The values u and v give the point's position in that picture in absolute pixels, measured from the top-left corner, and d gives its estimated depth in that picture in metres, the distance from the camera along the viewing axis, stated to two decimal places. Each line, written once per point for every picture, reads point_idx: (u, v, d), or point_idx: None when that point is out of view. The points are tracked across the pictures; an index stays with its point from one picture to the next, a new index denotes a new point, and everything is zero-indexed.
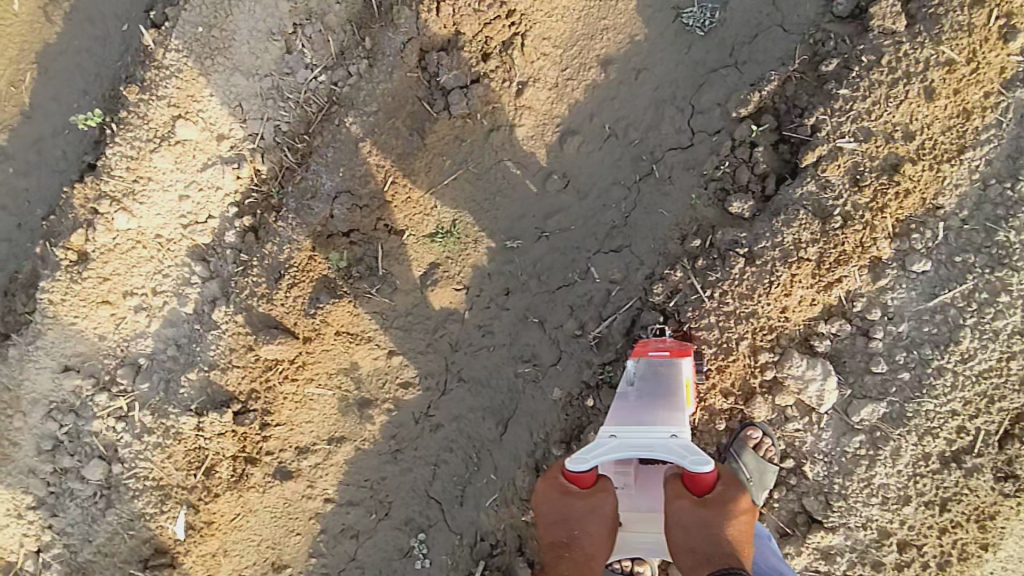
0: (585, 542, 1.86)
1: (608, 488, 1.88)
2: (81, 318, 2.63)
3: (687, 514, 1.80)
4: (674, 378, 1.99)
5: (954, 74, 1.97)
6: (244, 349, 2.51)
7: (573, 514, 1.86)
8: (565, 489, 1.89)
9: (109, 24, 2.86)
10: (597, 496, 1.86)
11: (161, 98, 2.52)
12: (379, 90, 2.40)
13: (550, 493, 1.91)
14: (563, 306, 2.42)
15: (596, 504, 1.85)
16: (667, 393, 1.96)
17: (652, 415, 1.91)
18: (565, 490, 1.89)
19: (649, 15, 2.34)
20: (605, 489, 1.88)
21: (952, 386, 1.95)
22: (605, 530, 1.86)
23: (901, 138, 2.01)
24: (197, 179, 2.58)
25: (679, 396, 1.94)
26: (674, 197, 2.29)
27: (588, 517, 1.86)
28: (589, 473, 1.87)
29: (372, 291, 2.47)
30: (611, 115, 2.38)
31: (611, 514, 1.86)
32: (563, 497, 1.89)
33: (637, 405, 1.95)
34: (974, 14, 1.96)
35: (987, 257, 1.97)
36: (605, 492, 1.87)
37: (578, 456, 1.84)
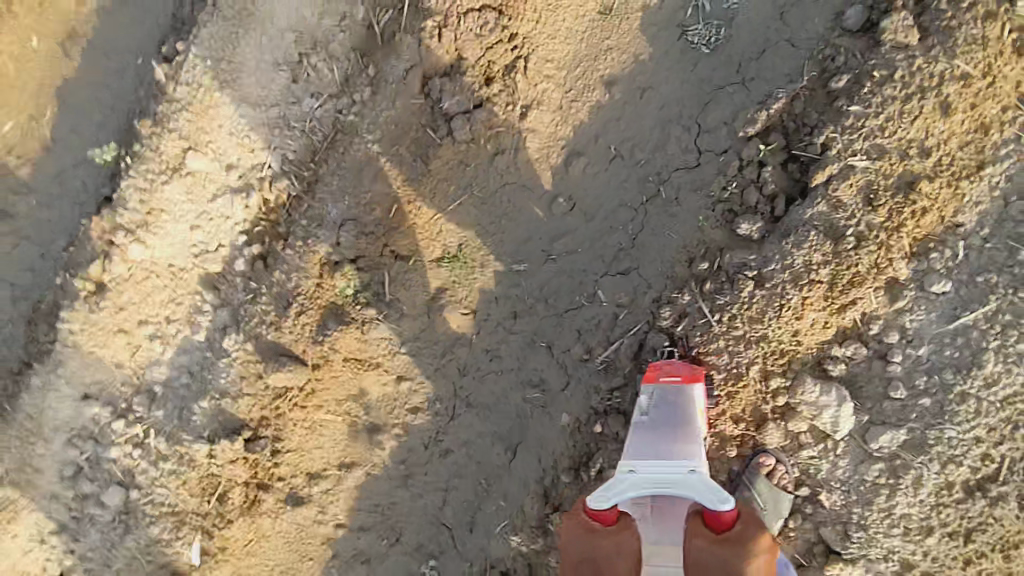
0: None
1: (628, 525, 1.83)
2: (98, 347, 2.69)
3: (703, 553, 1.72)
4: (686, 404, 1.97)
5: (970, 89, 1.90)
6: (254, 376, 2.53)
7: (598, 551, 1.77)
8: (588, 526, 1.80)
9: (125, 58, 2.94)
10: (622, 534, 1.79)
11: (171, 131, 2.57)
12: (382, 117, 2.45)
13: (572, 533, 1.82)
14: (570, 330, 2.39)
15: (621, 540, 1.78)
16: (682, 423, 1.94)
17: (668, 447, 1.90)
18: (589, 527, 1.80)
19: (653, 34, 2.30)
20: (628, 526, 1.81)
21: (977, 412, 1.86)
22: (630, 568, 1.78)
23: (915, 155, 1.93)
24: (208, 209, 2.62)
25: (694, 424, 1.92)
26: (681, 219, 2.25)
27: (615, 555, 1.77)
28: (610, 511, 1.83)
29: (379, 317, 2.47)
30: (616, 136, 2.35)
31: (636, 551, 1.79)
32: (587, 534, 1.79)
33: (652, 436, 1.94)
34: (988, 27, 1.89)
35: (1010, 276, 1.87)
36: (627, 529, 1.81)
37: (597, 495, 1.82)
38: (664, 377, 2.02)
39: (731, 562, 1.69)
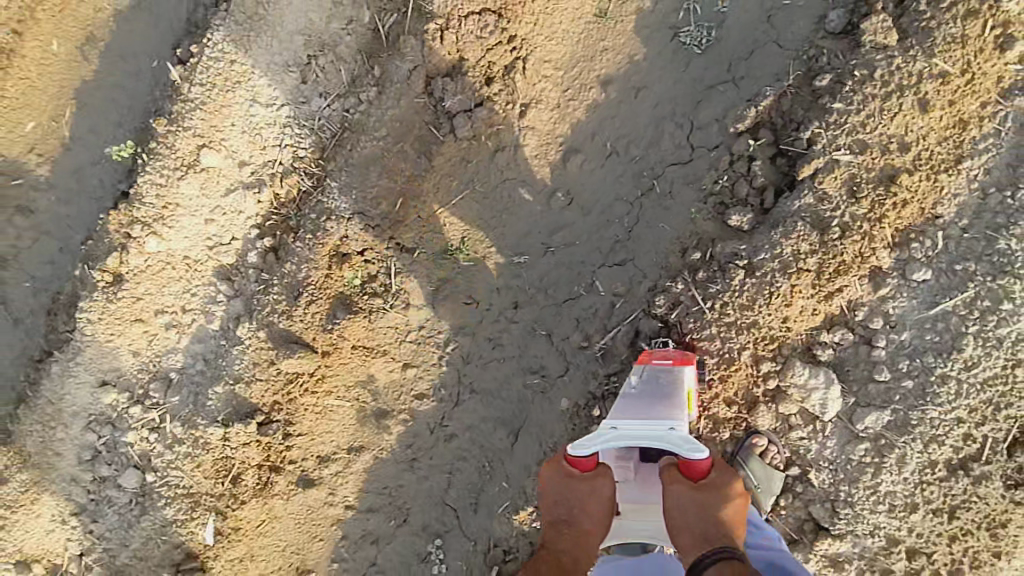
0: (586, 522, 1.90)
1: (606, 472, 1.89)
2: (116, 336, 2.80)
3: (684, 498, 1.80)
4: (674, 383, 2.02)
5: (948, 86, 1.99)
6: (266, 363, 2.65)
7: (573, 495, 1.89)
8: (567, 472, 1.90)
9: (141, 61, 3.06)
10: (598, 479, 1.88)
11: (186, 129, 2.68)
12: (388, 116, 2.54)
13: (553, 477, 1.93)
14: (569, 318, 2.51)
15: (596, 486, 1.87)
16: (667, 393, 1.99)
17: (652, 408, 1.94)
18: (568, 473, 1.90)
19: (647, 35, 2.41)
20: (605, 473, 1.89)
21: (956, 394, 1.95)
22: (604, 511, 1.89)
23: (896, 150, 2.03)
24: (221, 204, 2.74)
25: (679, 393, 1.98)
26: (675, 211, 2.36)
27: (588, 499, 1.88)
28: (589, 459, 1.88)
29: (386, 307, 2.58)
30: (613, 133, 2.46)
31: (611, 497, 1.88)
32: (566, 480, 1.90)
33: (638, 401, 1.99)
34: (967, 26, 1.97)
35: (989, 265, 1.96)
36: (604, 476, 1.88)
37: (577, 442, 1.87)
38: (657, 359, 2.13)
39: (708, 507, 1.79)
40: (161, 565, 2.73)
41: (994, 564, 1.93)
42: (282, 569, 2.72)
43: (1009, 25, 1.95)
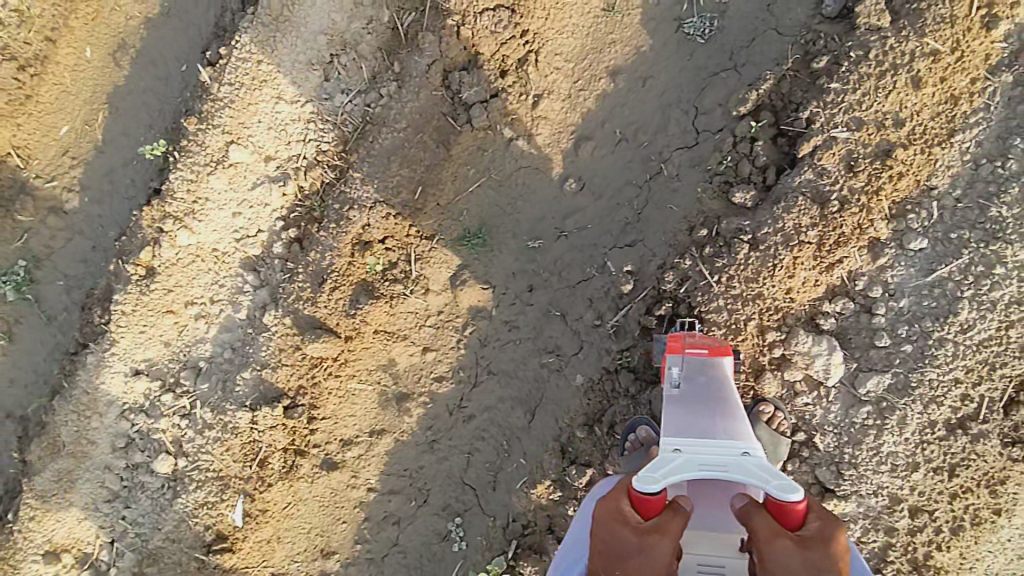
0: None
1: (667, 529, 1.62)
2: (148, 326, 2.92)
3: (793, 559, 1.55)
4: (715, 378, 2.07)
5: (939, 64, 2.08)
6: (292, 348, 2.76)
7: (619, 548, 1.61)
8: (622, 518, 1.65)
9: (170, 65, 3.22)
10: (653, 538, 1.60)
11: (217, 127, 2.83)
12: (407, 108, 2.67)
13: (603, 519, 1.68)
14: (582, 299, 2.60)
15: (649, 545, 1.59)
16: (716, 397, 2.03)
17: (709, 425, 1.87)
18: (622, 519, 1.65)
19: (653, 27, 2.53)
20: (663, 532, 1.61)
21: (953, 355, 2.04)
22: None
23: (891, 125, 2.13)
24: (248, 197, 2.88)
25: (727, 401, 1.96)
26: (681, 193, 2.47)
27: (635, 556, 1.59)
28: (658, 497, 1.67)
29: (406, 292, 2.69)
30: (621, 121, 2.57)
31: (664, 564, 1.59)
32: (616, 526, 1.64)
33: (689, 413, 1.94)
34: (956, 6, 2.07)
35: (982, 232, 2.05)
36: (665, 533, 1.61)
37: (644, 477, 1.69)
38: (690, 348, 2.13)
39: (818, 567, 1.55)
40: (192, 548, 2.81)
41: (995, 521, 2.05)
42: (308, 551, 2.80)
43: (993, 5, 2.06)
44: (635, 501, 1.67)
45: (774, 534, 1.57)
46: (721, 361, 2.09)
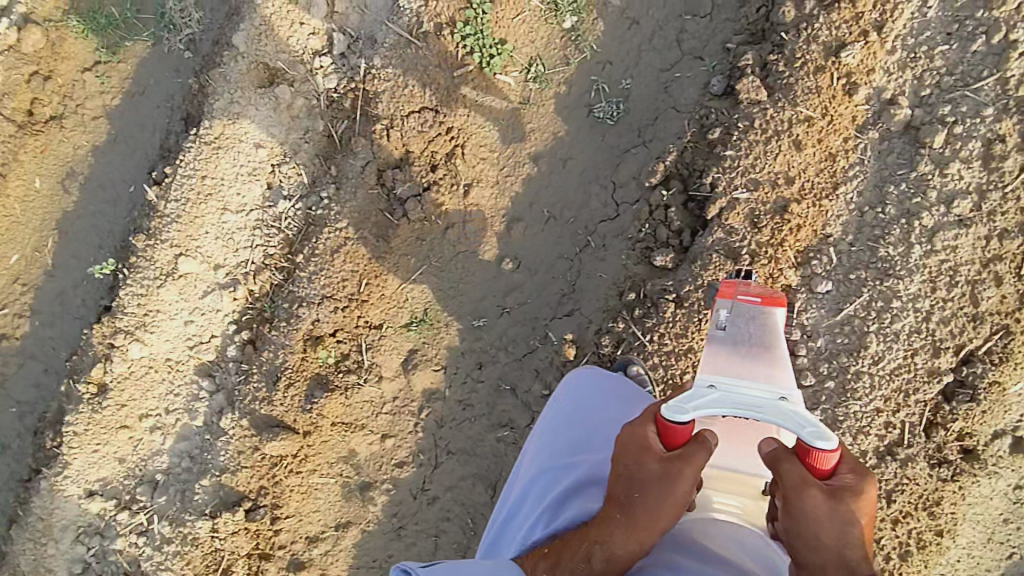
0: (641, 511, 1.53)
1: (693, 455, 1.53)
2: (104, 443, 2.93)
3: (821, 509, 1.40)
4: (765, 324, 1.76)
5: (814, 128, 2.34)
6: (251, 449, 2.76)
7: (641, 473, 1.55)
8: (644, 444, 1.58)
9: (118, 188, 3.38)
10: (675, 465, 1.52)
11: (165, 242, 2.96)
12: (347, 207, 2.81)
13: (628, 444, 1.61)
14: (529, 371, 2.72)
15: (672, 472, 1.51)
16: (765, 341, 1.73)
17: (752, 367, 1.62)
18: (646, 444, 1.58)
19: (567, 114, 2.81)
20: (688, 459, 1.53)
21: (872, 386, 2.16)
22: (669, 508, 1.52)
23: (784, 183, 2.34)
24: (199, 305, 2.96)
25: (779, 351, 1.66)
26: (609, 261, 2.65)
27: (655, 483, 1.54)
28: (684, 427, 1.53)
29: (361, 382, 2.78)
30: (548, 201, 2.79)
31: (684, 494, 1.51)
32: (640, 452, 1.58)
33: (731, 357, 1.67)
34: (819, 78, 2.35)
35: (876, 271, 2.22)
36: (690, 462, 1.52)
37: (673, 405, 1.52)
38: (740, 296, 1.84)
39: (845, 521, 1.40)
40: None
41: (938, 542, 2.16)
42: None
43: (850, 75, 2.34)
44: (661, 426, 1.56)
45: (805, 480, 1.41)
46: (775, 312, 1.76)
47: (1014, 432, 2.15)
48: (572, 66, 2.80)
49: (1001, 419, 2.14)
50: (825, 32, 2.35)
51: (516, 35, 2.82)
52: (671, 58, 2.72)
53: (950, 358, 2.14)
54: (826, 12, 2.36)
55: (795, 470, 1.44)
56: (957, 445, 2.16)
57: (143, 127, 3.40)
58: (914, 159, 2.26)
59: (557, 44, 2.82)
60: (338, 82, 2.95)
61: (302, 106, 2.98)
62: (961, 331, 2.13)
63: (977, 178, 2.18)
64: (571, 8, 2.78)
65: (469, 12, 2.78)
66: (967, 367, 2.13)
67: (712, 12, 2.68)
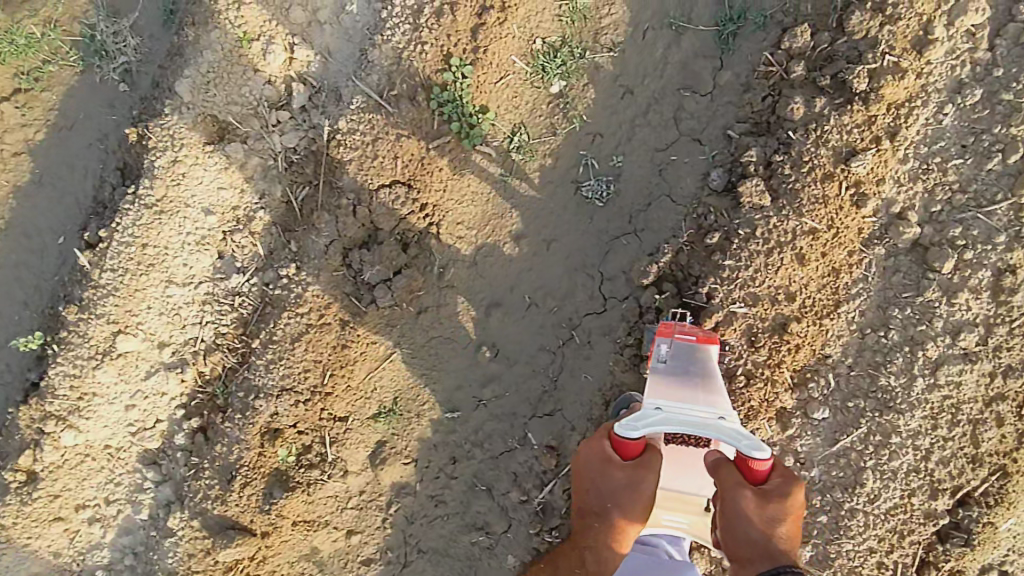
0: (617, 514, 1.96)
1: (648, 464, 1.91)
2: (33, 538, 2.65)
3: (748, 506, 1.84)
4: (700, 360, 2.13)
5: (819, 240, 2.20)
6: (202, 553, 2.54)
7: (608, 485, 1.94)
8: (606, 459, 1.95)
9: (45, 238, 2.95)
10: (638, 473, 1.90)
11: (99, 316, 2.63)
12: (308, 290, 2.54)
13: (594, 462, 1.97)
14: (507, 472, 2.56)
15: (636, 478, 1.90)
16: (700, 373, 2.09)
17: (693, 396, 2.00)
18: (607, 459, 1.95)
19: (552, 189, 2.57)
20: (645, 466, 1.90)
21: (866, 525, 2.16)
22: (640, 504, 1.92)
23: (784, 300, 2.21)
24: (142, 387, 2.68)
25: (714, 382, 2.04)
26: (595, 360, 2.50)
27: (626, 491, 1.91)
28: (636, 442, 1.90)
29: (324, 478, 2.57)
30: (530, 286, 2.58)
31: (648, 495, 1.91)
32: (604, 465, 1.95)
33: (674, 388, 2.03)
34: (827, 186, 2.20)
35: (876, 401, 2.17)
36: (649, 469, 1.90)
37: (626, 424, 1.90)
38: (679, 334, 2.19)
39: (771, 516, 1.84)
40: None
41: None
42: None
43: (859, 185, 2.21)
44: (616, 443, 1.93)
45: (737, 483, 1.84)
46: (708, 348, 2.14)
47: (1000, 566, 2.18)
48: (559, 137, 2.56)
49: (990, 554, 2.16)
50: (835, 136, 2.20)
51: (500, 100, 2.54)
52: (667, 138, 2.50)
53: (947, 500, 2.14)
54: (838, 114, 2.21)
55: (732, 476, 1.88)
56: None
57: (73, 168, 2.95)
58: (921, 283, 2.17)
59: (543, 111, 2.56)
60: (298, 142, 2.60)
61: (257, 167, 2.63)
62: (959, 472, 2.13)
63: (985, 310, 2.13)
64: (560, 71, 2.52)
65: (447, 76, 2.47)
66: (964, 510, 2.14)
67: (713, 91, 2.46)
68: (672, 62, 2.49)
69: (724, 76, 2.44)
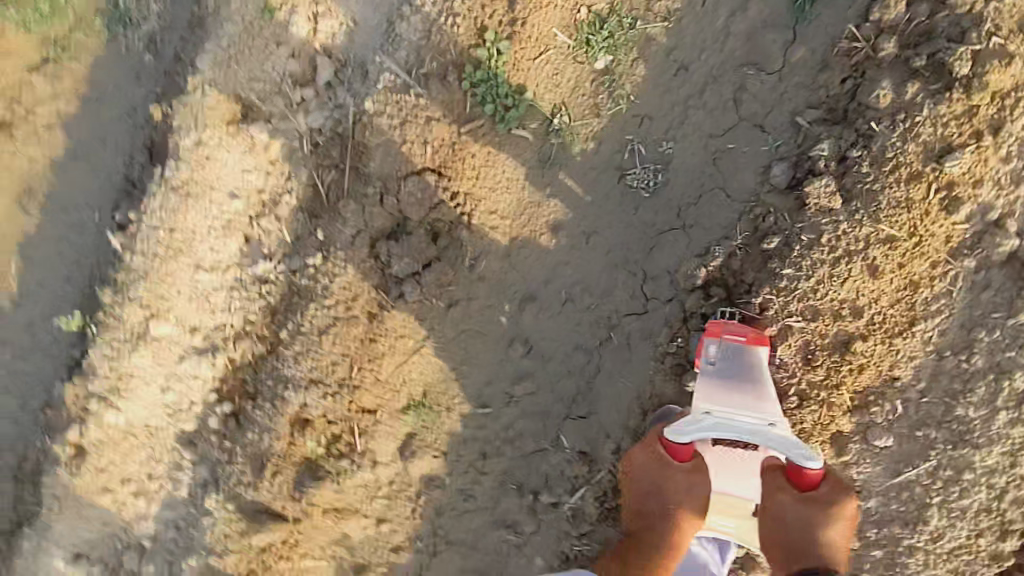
0: (679, 516, 1.98)
1: (702, 466, 1.98)
2: (85, 507, 2.76)
3: (789, 509, 1.87)
4: (749, 363, 1.98)
5: (896, 250, 1.97)
6: (237, 534, 2.61)
7: (670, 486, 1.97)
8: (663, 462, 1.98)
9: (82, 213, 2.93)
10: (695, 473, 1.96)
11: (132, 300, 2.62)
12: (336, 283, 2.47)
13: (651, 465, 2.00)
14: (537, 473, 2.49)
15: (697, 478, 1.96)
16: (751, 375, 1.97)
17: (743, 400, 1.93)
18: (664, 461, 1.98)
19: (594, 177, 2.36)
20: (701, 467, 1.97)
21: (924, 564, 2.04)
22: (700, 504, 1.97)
23: (849, 315, 2.01)
24: (176, 370, 2.69)
25: (765, 386, 1.95)
26: (634, 365, 2.37)
27: (687, 493, 1.96)
28: (685, 446, 1.93)
29: (353, 467, 2.54)
30: (567, 282, 2.42)
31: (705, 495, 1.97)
32: (662, 468, 1.98)
33: (724, 391, 1.95)
34: (912, 188, 1.94)
35: (949, 432, 1.98)
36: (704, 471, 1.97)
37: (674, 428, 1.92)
38: (729, 334, 2.01)
39: (812, 521, 1.86)
40: None
41: None
42: None
43: (954, 186, 1.92)
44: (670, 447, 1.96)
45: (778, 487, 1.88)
46: (759, 351, 1.99)
47: None
48: (603, 119, 2.32)
49: None
50: (927, 130, 1.92)
51: (538, 78, 2.32)
52: (725, 122, 2.23)
53: (1016, 542, 1.97)
54: (934, 102, 1.91)
55: (777, 481, 1.91)
56: None
57: (105, 143, 2.90)
58: (1015, 303, 1.92)
59: (586, 89, 2.32)
60: (322, 122, 2.49)
61: (281, 149, 2.54)
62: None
63: None
64: (605, 44, 2.27)
65: (481, 52, 2.28)
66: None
67: (783, 69, 2.15)
68: (736, 33, 2.19)
69: (796, 52, 2.13)
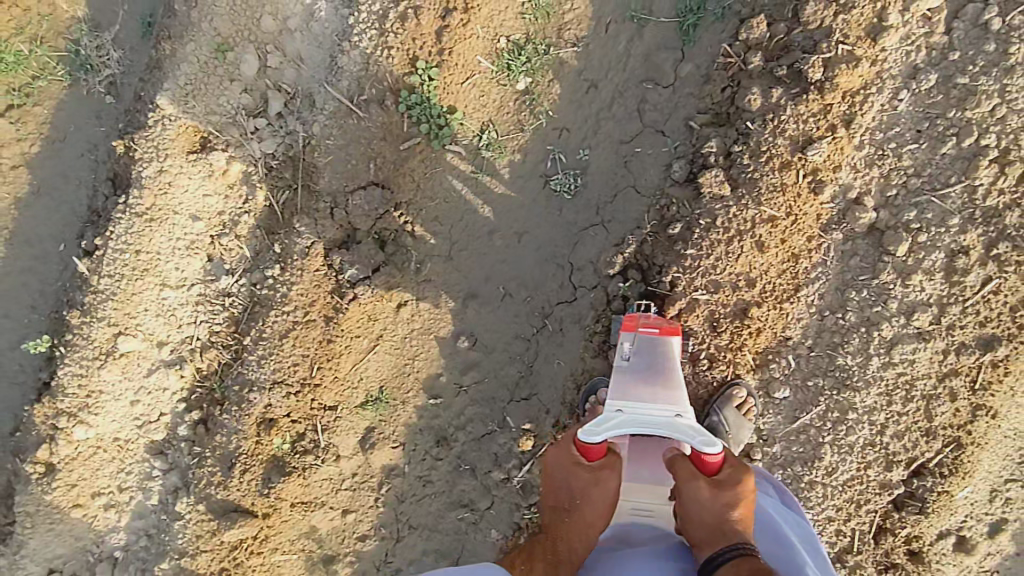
0: (588, 512, 2.03)
1: (613, 463, 2.05)
2: (55, 523, 2.86)
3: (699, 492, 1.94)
4: (661, 354, 2.16)
5: (778, 228, 2.27)
6: (209, 534, 2.75)
7: (577, 483, 2.04)
8: (573, 461, 2.06)
9: (46, 245, 3.09)
10: (603, 471, 2.03)
11: (100, 319, 2.78)
12: (292, 291, 2.68)
13: (563, 464, 2.08)
14: (487, 454, 2.73)
15: (602, 476, 2.02)
16: (661, 368, 2.13)
17: (652, 392, 2.09)
18: (574, 461, 2.05)
19: (522, 183, 2.67)
20: (610, 465, 2.04)
21: (824, 496, 2.32)
22: (608, 502, 2.03)
23: (745, 286, 2.30)
24: (144, 384, 2.86)
25: (674, 377, 2.11)
26: (566, 347, 2.65)
27: (594, 488, 2.02)
28: (598, 444, 2.02)
29: (318, 462, 2.72)
30: (504, 278, 2.71)
31: (613, 493, 2.03)
32: (571, 466, 2.06)
33: (636, 384, 2.12)
34: (784, 175, 2.26)
35: (834, 379, 2.29)
36: (614, 467, 2.04)
37: (588, 428, 2.02)
38: (643, 327, 2.21)
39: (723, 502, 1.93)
40: None
41: None
42: None
43: (818, 172, 2.25)
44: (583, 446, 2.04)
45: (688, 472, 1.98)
46: (671, 342, 2.16)
47: (958, 532, 2.31)
48: (527, 133, 2.64)
49: (947, 520, 2.29)
50: (792, 126, 2.25)
51: (467, 100, 2.63)
52: (631, 129, 2.57)
53: (901, 471, 2.27)
54: (794, 104, 2.24)
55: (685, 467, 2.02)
56: (904, 547, 2.32)
57: (67, 179, 3.08)
58: (877, 266, 2.24)
59: (511, 108, 2.64)
60: (275, 147, 2.75)
61: (238, 172, 2.78)
62: (914, 445, 2.25)
63: (938, 291, 2.20)
64: (525, 68, 2.60)
65: (414, 78, 2.58)
66: (917, 480, 2.27)
67: (675, 82, 2.51)
68: (635, 55, 2.55)
69: (685, 68, 2.49)
